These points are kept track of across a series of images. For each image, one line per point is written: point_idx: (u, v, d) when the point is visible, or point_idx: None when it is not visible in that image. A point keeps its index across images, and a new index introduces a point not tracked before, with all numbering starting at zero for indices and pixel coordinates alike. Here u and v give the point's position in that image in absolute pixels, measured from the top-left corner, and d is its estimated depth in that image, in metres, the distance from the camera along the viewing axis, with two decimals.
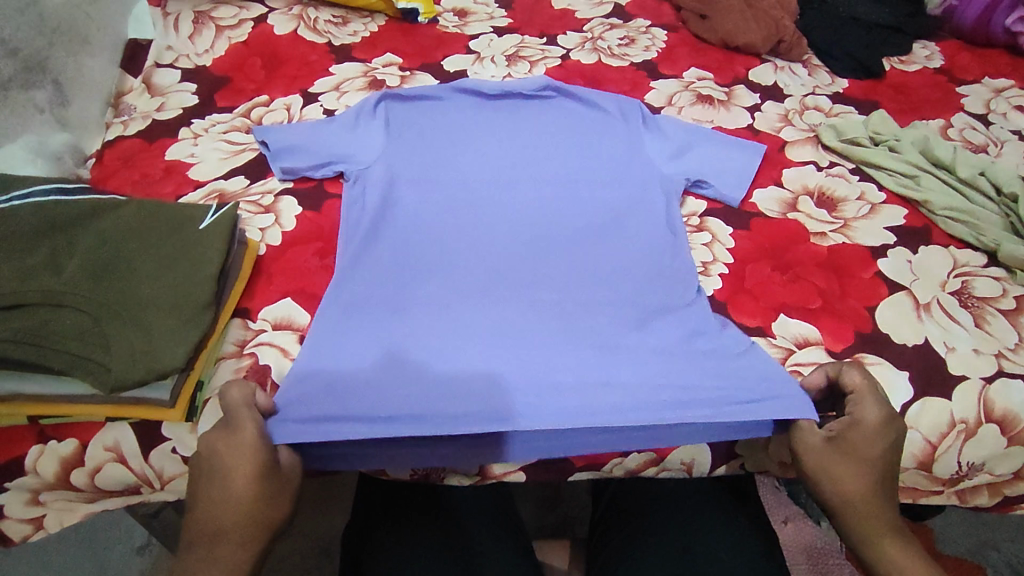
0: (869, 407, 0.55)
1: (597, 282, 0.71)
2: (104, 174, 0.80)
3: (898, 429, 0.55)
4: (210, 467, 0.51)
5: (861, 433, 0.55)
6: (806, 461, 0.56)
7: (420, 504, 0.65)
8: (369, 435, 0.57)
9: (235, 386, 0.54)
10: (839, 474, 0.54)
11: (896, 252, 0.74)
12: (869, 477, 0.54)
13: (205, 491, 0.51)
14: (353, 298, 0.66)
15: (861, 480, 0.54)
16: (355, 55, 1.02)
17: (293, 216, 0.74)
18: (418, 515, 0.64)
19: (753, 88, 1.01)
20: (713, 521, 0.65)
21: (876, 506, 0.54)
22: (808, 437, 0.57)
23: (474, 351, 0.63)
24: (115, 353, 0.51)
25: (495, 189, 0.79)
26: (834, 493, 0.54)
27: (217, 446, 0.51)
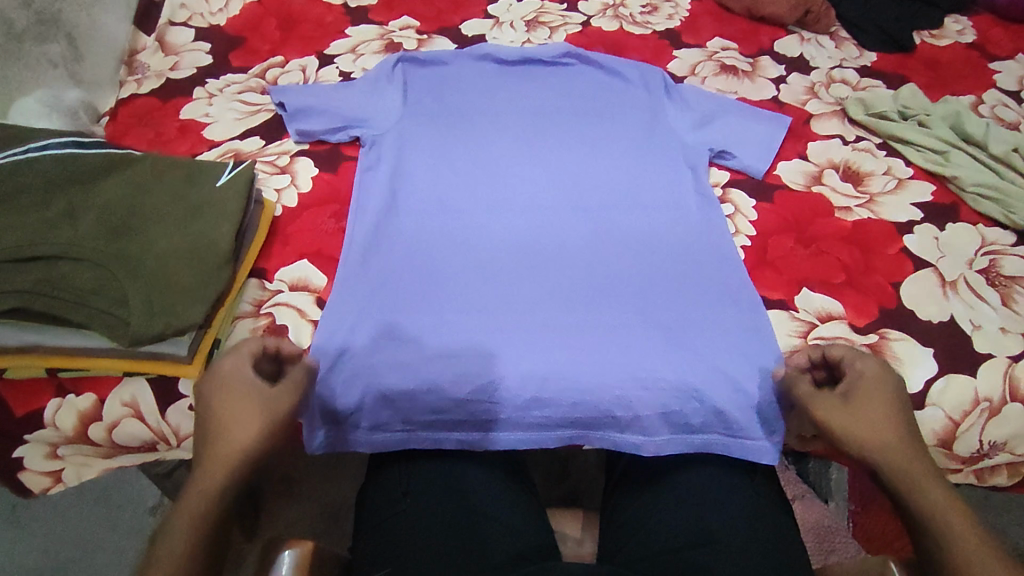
0: (864, 360, 0.55)
1: (624, 260, 0.66)
2: (117, 131, 0.79)
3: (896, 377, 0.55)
4: (227, 447, 0.47)
5: (869, 382, 0.53)
6: (823, 417, 0.53)
7: (433, 470, 0.59)
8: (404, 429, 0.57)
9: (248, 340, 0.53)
10: (840, 418, 0.52)
11: (922, 229, 0.73)
12: (876, 419, 0.51)
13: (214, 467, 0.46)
14: (372, 262, 0.64)
15: (880, 424, 0.51)
16: (372, 18, 1.00)
17: (309, 177, 0.73)
18: (445, 478, 0.59)
19: (778, 60, 0.98)
20: (719, 486, 0.58)
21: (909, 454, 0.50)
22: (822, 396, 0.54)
23: (487, 330, 0.60)
24: (131, 307, 0.50)
25: (516, 158, 0.76)
26: (853, 437, 0.51)
27: (245, 422, 0.48)
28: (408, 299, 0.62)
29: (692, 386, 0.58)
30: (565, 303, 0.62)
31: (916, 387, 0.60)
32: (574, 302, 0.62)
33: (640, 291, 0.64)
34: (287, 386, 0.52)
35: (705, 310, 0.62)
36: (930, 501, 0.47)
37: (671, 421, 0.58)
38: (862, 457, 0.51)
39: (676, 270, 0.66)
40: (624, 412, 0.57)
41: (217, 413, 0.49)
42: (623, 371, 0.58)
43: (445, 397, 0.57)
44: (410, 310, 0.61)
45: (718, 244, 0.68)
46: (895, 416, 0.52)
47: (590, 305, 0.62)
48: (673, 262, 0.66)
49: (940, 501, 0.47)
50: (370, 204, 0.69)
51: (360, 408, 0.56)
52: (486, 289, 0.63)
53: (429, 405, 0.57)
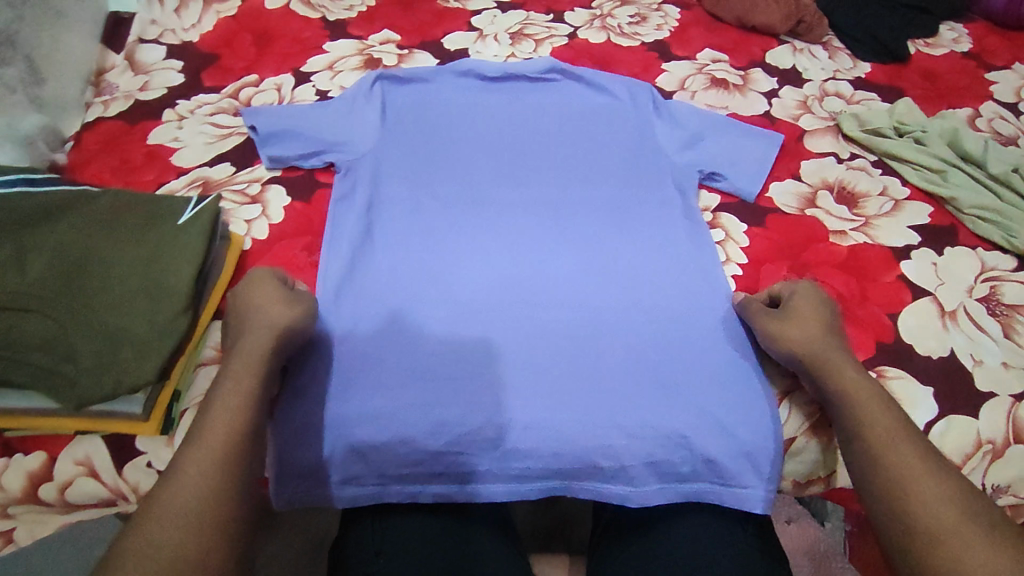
0: (802, 284, 0.60)
1: (610, 292, 0.64)
2: (81, 159, 0.75)
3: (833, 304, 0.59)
4: (247, 372, 0.50)
5: (803, 300, 0.58)
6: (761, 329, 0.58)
7: (420, 531, 0.55)
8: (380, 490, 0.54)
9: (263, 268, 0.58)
10: (787, 331, 0.56)
11: (920, 254, 0.70)
12: (817, 331, 0.56)
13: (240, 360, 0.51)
14: (347, 304, 0.62)
15: (807, 331, 0.55)
16: (350, 32, 0.96)
17: (281, 207, 0.70)
18: (432, 532, 0.55)
19: (770, 72, 0.95)
20: (700, 531, 0.56)
21: (832, 355, 0.54)
22: (759, 311, 0.59)
23: (468, 373, 0.58)
24: (81, 366, 0.48)
25: (499, 184, 0.73)
26: (796, 348, 0.55)
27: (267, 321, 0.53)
28: (385, 341, 0.59)
29: (678, 432, 0.55)
30: (549, 342, 0.60)
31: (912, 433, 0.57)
32: (559, 342, 0.60)
33: (625, 331, 0.61)
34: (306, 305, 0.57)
35: (694, 347, 0.60)
36: (873, 408, 0.50)
37: (658, 467, 0.55)
38: (807, 368, 0.55)
39: (662, 304, 0.63)
40: (608, 462, 0.55)
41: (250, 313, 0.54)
42: (610, 421, 0.56)
43: (422, 448, 0.55)
44: (388, 353, 0.58)
45: (707, 275, 0.65)
46: (826, 329, 0.56)
47: (575, 346, 0.60)
48: (660, 296, 0.64)
49: (880, 410, 0.50)
50: (347, 237, 0.66)
51: (331, 463, 0.54)
52: (467, 331, 0.60)
53: (406, 458, 0.54)
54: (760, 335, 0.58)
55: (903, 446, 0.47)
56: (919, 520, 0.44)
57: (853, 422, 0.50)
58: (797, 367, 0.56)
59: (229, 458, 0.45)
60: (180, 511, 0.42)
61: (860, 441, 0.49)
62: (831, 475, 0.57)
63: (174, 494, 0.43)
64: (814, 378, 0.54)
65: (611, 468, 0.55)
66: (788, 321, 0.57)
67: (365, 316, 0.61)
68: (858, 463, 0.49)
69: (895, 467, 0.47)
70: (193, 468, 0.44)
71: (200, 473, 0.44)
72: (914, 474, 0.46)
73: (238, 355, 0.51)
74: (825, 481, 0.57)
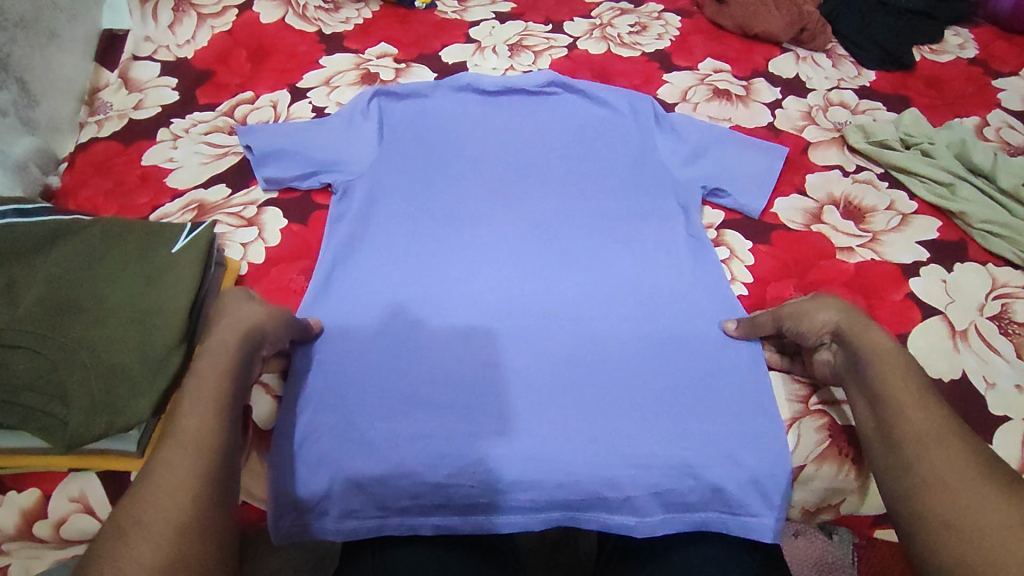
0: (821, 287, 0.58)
1: (612, 313, 0.63)
2: (75, 182, 0.74)
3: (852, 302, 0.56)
4: (222, 360, 0.46)
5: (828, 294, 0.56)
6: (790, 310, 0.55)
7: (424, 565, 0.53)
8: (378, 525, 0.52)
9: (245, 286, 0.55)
10: (822, 306, 0.54)
11: (930, 270, 0.68)
12: (850, 308, 0.53)
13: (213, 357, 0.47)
14: (344, 330, 0.60)
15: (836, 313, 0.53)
16: (347, 46, 0.95)
17: (277, 230, 0.69)
18: (439, 564, 0.53)
19: (773, 82, 0.94)
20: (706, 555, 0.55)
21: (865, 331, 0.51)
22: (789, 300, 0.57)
23: (469, 400, 0.56)
24: (72, 404, 0.46)
25: (499, 202, 0.72)
26: (834, 318, 0.52)
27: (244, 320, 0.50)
28: (383, 369, 0.58)
29: (685, 460, 0.54)
30: (553, 367, 0.59)
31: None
32: (563, 367, 0.59)
33: (628, 355, 0.59)
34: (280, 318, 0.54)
35: (700, 371, 0.58)
36: (903, 385, 0.47)
37: (666, 496, 0.54)
38: (843, 340, 0.51)
39: (666, 326, 0.62)
40: (613, 493, 0.53)
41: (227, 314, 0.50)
42: (613, 449, 0.54)
43: (422, 481, 0.53)
44: (387, 381, 0.57)
45: (712, 294, 0.64)
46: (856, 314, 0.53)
47: (578, 371, 0.58)
48: (663, 319, 0.62)
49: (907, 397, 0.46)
50: (345, 261, 0.65)
51: (329, 498, 0.52)
52: (468, 356, 0.59)
53: (406, 490, 0.52)
54: (787, 319, 0.55)
55: (928, 422, 0.44)
56: (936, 499, 0.41)
57: (886, 398, 0.47)
58: (832, 342, 0.53)
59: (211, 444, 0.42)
60: (166, 500, 0.38)
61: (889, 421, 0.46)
62: (841, 502, 0.54)
63: (159, 487, 0.39)
64: (849, 349, 0.51)
65: (617, 499, 0.53)
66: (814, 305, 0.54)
67: (363, 342, 0.59)
68: (881, 446, 0.46)
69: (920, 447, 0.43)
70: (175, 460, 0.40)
71: (177, 464, 0.40)
72: (943, 449, 0.43)
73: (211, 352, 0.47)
74: (836, 509, 0.54)
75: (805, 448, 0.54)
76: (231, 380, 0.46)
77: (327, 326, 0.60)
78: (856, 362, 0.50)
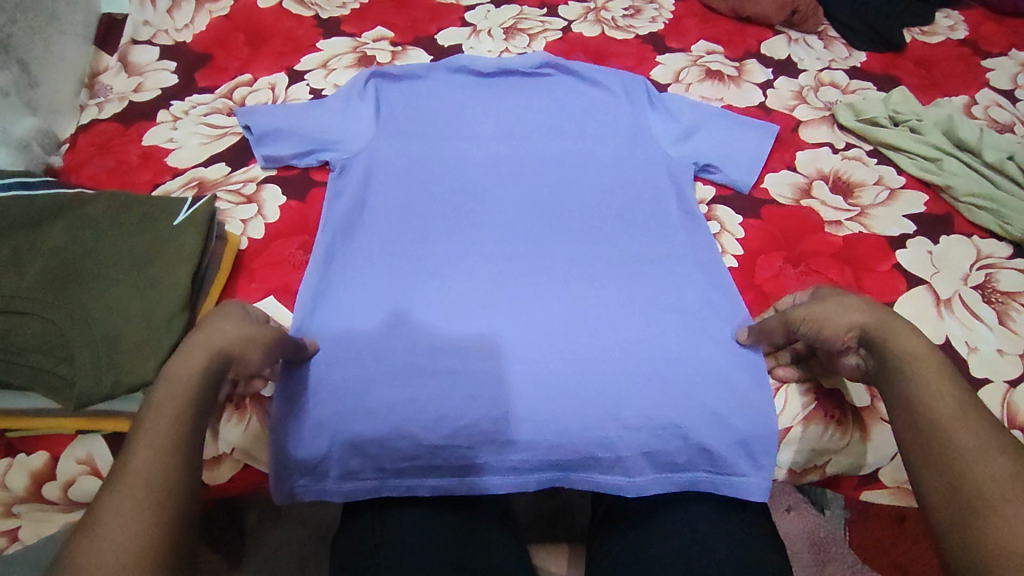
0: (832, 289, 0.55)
1: (604, 286, 0.64)
2: (77, 161, 0.75)
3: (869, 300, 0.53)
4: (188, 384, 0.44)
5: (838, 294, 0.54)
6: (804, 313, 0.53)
7: (424, 519, 0.55)
8: (379, 484, 0.55)
9: (234, 302, 0.53)
10: (841, 308, 0.51)
11: (916, 243, 0.70)
12: (871, 306, 0.51)
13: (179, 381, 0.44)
14: (343, 302, 0.62)
15: (853, 316, 0.51)
16: (344, 30, 0.96)
17: (276, 206, 0.70)
18: (437, 523, 0.55)
19: (765, 63, 0.95)
20: (691, 514, 0.56)
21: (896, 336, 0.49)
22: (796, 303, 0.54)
23: (466, 360, 0.58)
24: (79, 365, 0.48)
25: (495, 180, 0.73)
26: (858, 321, 0.50)
27: (218, 332, 0.48)
28: (381, 338, 0.59)
29: (673, 421, 0.55)
30: (547, 335, 0.60)
31: (895, 450, 0.56)
32: (556, 334, 0.60)
33: (620, 325, 0.61)
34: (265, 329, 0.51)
35: (691, 339, 0.60)
36: (939, 413, 0.44)
37: (656, 459, 0.55)
38: (871, 345, 0.50)
39: (657, 296, 0.63)
40: (605, 453, 0.55)
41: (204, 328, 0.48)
42: (604, 411, 0.56)
43: (418, 442, 0.55)
44: (386, 350, 0.58)
45: (704, 265, 0.65)
46: (871, 319, 0.50)
47: (571, 341, 0.60)
48: (654, 289, 0.64)
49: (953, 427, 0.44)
50: (342, 236, 0.67)
51: (329, 457, 0.54)
52: (464, 325, 0.61)
53: (403, 453, 0.54)
54: (803, 323, 0.52)
55: (985, 458, 0.42)
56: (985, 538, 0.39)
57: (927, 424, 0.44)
58: (858, 346, 0.51)
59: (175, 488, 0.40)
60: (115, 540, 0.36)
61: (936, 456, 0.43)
62: (827, 464, 0.56)
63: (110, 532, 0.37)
64: (882, 354, 0.49)
65: (608, 459, 0.55)
66: (825, 310, 0.52)
67: (361, 312, 0.61)
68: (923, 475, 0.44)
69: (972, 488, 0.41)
70: (123, 508, 0.38)
71: (131, 513, 0.38)
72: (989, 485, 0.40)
73: (178, 369, 0.45)
74: (822, 470, 0.57)
75: (788, 411, 0.56)
76: (197, 411, 0.44)
77: (328, 298, 0.62)
78: (887, 372, 0.49)
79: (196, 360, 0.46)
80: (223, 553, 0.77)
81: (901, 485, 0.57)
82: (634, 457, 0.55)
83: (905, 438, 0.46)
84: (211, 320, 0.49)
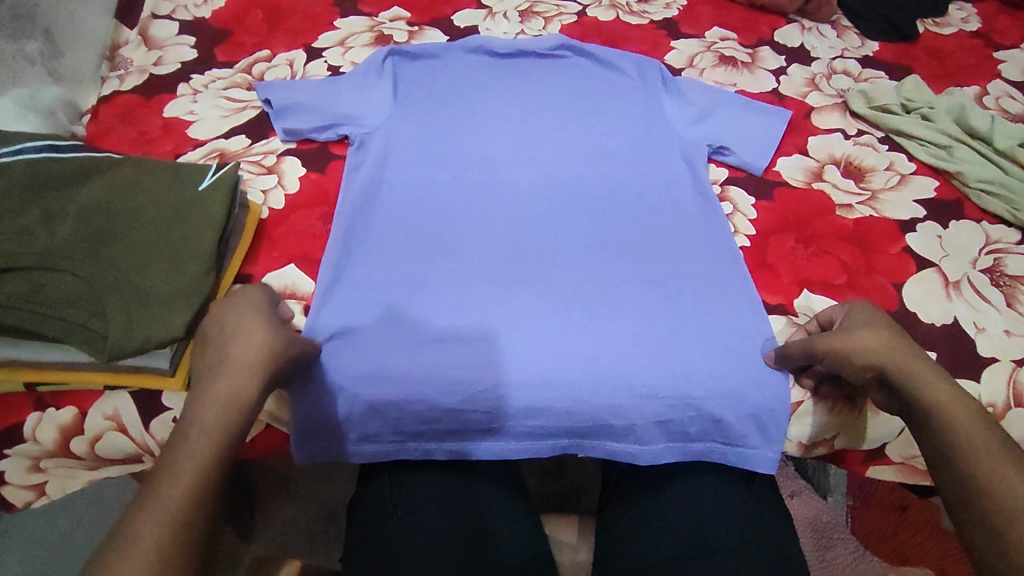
0: (855, 318, 0.56)
1: (618, 261, 0.65)
2: (99, 131, 0.77)
3: (890, 333, 0.54)
4: (225, 404, 0.47)
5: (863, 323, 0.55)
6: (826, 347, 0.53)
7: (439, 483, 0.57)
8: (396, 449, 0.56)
9: (258, 294, 0.54)
10: (868, 349, 0.52)
11: (925, 227, 0.71)
12: (894, 346, 0.53)
13: (215, 400, 0.47)
14: (362, 271, 0.63)
15: (878, 359, 0.52)
16: (361, 9, 0.97)
17: (296, 177, 0.71)
18: (451, 487, 0.57)
19: (778, 50, 0.96)
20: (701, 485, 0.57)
21: (922, 374, 0.51)
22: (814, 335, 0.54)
23: (482, 329, 0.59)
24: (110, 320, 0.49)
25: (510, 158, 0.74)
26: (881, 366, 0.52)
27: (255, 346, 0.49)
28: (400, 305, 0.60)
29: (685, 391, 0.57)
30: (561, 308, 0.61)
31: (901, 425, 0.57)
32: (570, 308, 0.61)
33: (633, 299, 0.62)
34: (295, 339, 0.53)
35: (704, 312, 0.61)
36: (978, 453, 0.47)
37: (667, 428, 0.57)
38: (894, 391, 0.52)
39: (671, 272, 0.64)
40: (618, 421, 0.56)
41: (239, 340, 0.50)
42: (618, 380, 0.57)
43: (436, 407, 0.56)
44: (405, 318, 0.59)
45: (716, 243, 0.66)
46: (897, 358, 0.52)
47: (585, 312, 0.61)
48: (668, 266, 0.65)
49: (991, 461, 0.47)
50: (361, 208, 0.68)
51: (348, 420, 0.55)
52: (481, 296, 0.62)
53: (421, 415, 0.56)
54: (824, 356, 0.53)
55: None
56: None
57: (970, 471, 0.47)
58: (878, 384, 0.53)
59: (198, 507, 0.42)
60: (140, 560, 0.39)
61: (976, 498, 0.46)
62: (834, 438, 0.57)
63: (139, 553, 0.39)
64: (901, 398, 0.52)
65: (620, 428, 0.57)
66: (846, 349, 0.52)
67: (379, 281, 0.62)
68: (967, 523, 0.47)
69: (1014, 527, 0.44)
70: (148, 532, 0.40)
71: (150, 543, 0.40)
72: None
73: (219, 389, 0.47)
74: (829, 444, 0.58)
75: (806, 382, 0.57)
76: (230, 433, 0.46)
77: (348, 266, 0.63)
78: (912, 413, 0.51)
79: (237, 382, 0.48)
80: (238, 526, 0.78)
81: (905, 460, 0.59)
82: (647, 427, 0.57)
83: (938, 476, 0.49)
84: (247, 329, 0.50)
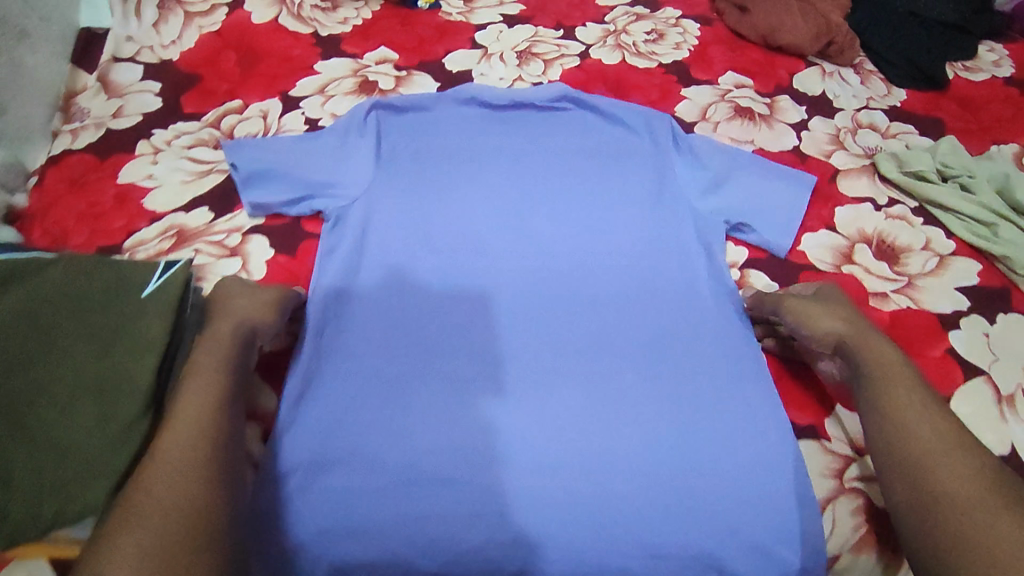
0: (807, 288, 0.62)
1: (624, 367, 0.57)
2: (44, 201, 0.69)
3: (846, 306, 0.58)
4: (212, 375, 0.49)
5: (829, 292, 0.60)
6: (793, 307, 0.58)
7: None
8: None
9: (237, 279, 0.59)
10: (823, 313, 0.57)
11: (971, 322, 0.63)
12: (850, 318, 0.56)
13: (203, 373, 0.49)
14: (335, 389, 0.55)
15: (834, 323, 0.56)
16: (344, 49, 0.88)
17: (262, 262, 0.66)
18: None
19: (799, 99, 0.88)
20: None
21: (872, 340, 0.54)
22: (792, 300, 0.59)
23: (469, 466, 0.52)
24: (16, 489, 0.41)
25: (504, 237, 0.66)
26: (836, 328, 0.56)
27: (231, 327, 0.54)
28: (376, 432, 0.53)
29: (704, 544, 0.49)
30: (558, 435, 0.53)
31: None
32: (569, 434, 0.54)
33: (642, 417, 0.54)
34: (275, 309, 0.57)
35: (723, 437, 0.54)
36: (904, 414, 0.48)
37: None
38: (846, 352, 0.54)
39: (686, 383, 0.56)
40: None
41: (218, 325, 0.54)
42: (625, 532, 0.49)
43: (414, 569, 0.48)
44: (382, 452, 0.52)
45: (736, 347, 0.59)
46: (846, 324, 0.56)
47: (589, 437, 0.53)
48: (683, 374, 0.57)
49: (921, 424, 0.47)
50: (336, 305, 0.60)
51: None
52: (468, 419, 0.54)
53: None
54: (789, 313, 0.58)
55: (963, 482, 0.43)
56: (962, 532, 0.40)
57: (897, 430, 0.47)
58: (834, 351, 0.56)
59: (196, 474, 0.43)
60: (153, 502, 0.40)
61: (913, 482, 0.44)
62: None
63: (149, 497, 0.40)
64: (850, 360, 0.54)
65: None
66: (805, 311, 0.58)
67: (353, 399, 0.54)
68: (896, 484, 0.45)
69: (958, 523, 0.41)
70: (155, 480, 0.41)
71: (160, 490, 0.41)
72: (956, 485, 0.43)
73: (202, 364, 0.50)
74: None
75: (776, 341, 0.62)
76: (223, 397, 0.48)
77: (319, 381, 0.55)
78: (858, 372, 0.53)
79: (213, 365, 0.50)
80: None
81: None
82: None
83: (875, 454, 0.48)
84: (224, 318, 0.54)
